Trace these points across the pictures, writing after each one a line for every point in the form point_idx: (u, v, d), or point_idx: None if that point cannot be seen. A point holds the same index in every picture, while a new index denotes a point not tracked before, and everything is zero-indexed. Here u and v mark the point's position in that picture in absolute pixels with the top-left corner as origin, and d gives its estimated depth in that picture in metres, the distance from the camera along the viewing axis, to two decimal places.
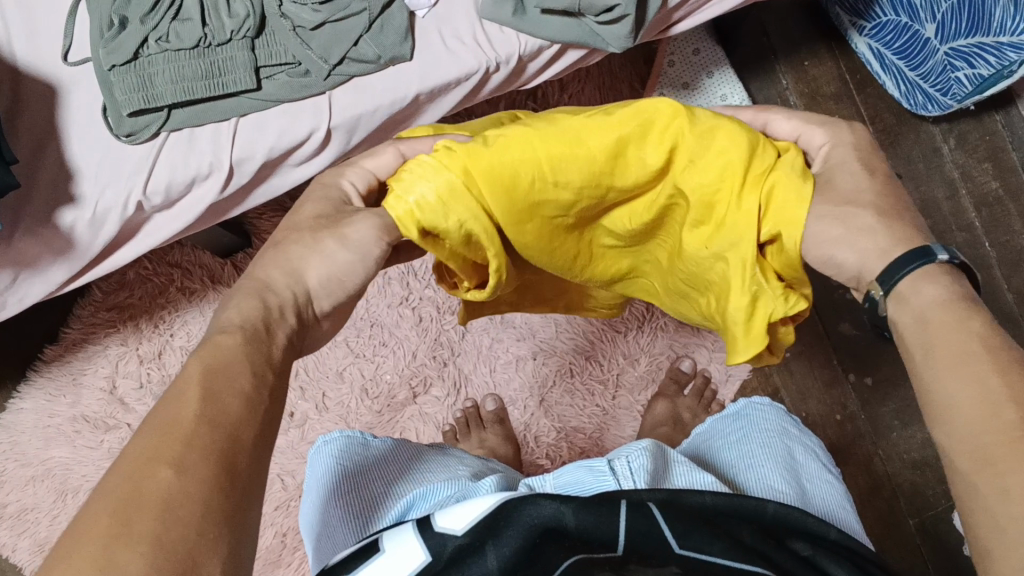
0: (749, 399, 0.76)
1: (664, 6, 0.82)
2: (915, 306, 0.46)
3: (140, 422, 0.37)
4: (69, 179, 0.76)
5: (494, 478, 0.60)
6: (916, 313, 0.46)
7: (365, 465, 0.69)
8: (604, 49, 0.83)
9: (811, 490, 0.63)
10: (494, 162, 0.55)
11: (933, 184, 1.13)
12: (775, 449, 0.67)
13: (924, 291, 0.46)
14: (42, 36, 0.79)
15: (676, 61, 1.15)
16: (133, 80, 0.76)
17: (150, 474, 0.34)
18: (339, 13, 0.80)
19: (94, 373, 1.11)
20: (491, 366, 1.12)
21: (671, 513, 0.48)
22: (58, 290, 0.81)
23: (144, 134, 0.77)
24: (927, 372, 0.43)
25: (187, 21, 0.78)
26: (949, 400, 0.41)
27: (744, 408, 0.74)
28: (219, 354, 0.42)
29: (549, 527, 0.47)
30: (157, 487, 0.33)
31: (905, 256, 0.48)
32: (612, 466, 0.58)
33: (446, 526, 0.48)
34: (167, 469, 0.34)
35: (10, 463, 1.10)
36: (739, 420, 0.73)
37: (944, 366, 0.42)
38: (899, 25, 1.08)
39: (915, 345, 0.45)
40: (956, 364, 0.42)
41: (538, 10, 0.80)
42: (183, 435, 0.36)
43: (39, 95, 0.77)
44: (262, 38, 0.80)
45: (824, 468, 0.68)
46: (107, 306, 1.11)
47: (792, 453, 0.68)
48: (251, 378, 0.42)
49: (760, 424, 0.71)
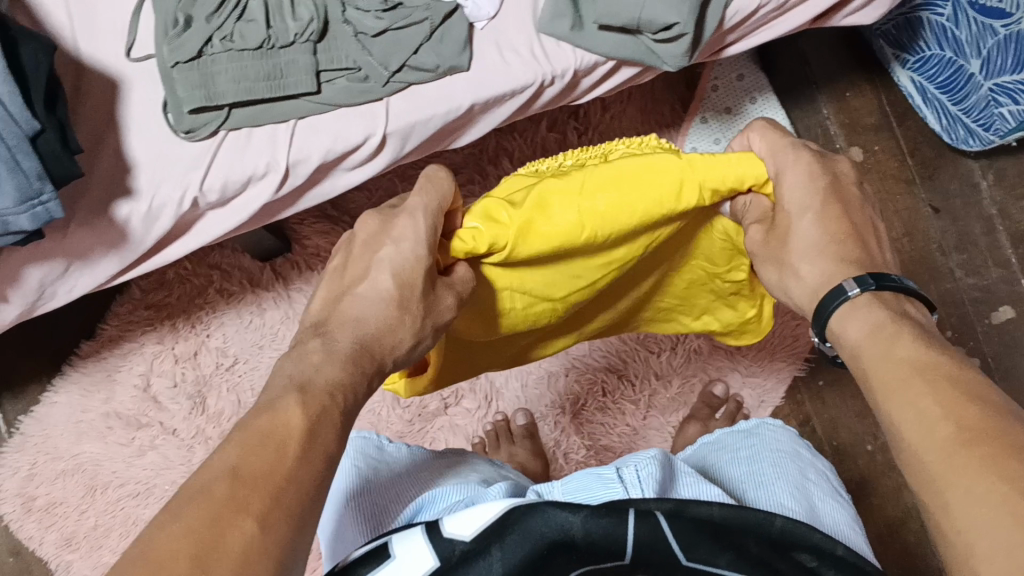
0: (762, 420, 0.75)
1: (721, 27, 0.81)
2: (863, 325, 0.54)
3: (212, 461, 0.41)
4: (126, 172, 0.77)
5: (504, 485, 0.59)
6: (853, 343, 0.55)
7: (381, 466, 0.68)
8: (659, 67, 0.83)
9: (821, 509, 0.63)
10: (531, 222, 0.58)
11: (971, 219, 1.14)
12: (788, 467, 0.66)
13: (863, 313, 0.55)
14: (105, 32, 0.79)
15: (720, 86, 1.16)
16: (196, 77, 0.76)
17: (235, 522, 0.37)
18: (400, 21, 0.79)
19: (129, 371, 1.12)
20: (523, 382, 1.13)
21: (680, 524, 0.46)
22: (113, 279, 0.82)
23: (203, 132, 0.77)
24: (880, 389, 0.50)
25: (252, 22, 0.78)
26: (903, 417, 0.47)
27: (757, 428, 0.74)
28: (320, 416, 0.45)
29: (556, 541, 0.45)
30: (240, 537, 0.37)
31: (832, 291, 0.57)
32: (620, 472, 0.57)
33: (453, 534, 0.45)
34: (251, 520, 0.38)
35: (41, 457, 1.11)
36: (751, 437, 0.72)
37: (892, 386, 0.50)
38: (943, 59, 1.09)
39: (870, 367, 0.52)
40: (911, 382, 0.48)
41: (596, 26, 0.80)
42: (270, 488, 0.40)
43: (100, 90, 0.78)
44: (324, 43, 0.79)
45: (834, 489, 0.67)
46: (146, 304, 1.12)
47: (804, 471, 0.67)
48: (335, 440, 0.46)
49: (773, 444, 0.70)
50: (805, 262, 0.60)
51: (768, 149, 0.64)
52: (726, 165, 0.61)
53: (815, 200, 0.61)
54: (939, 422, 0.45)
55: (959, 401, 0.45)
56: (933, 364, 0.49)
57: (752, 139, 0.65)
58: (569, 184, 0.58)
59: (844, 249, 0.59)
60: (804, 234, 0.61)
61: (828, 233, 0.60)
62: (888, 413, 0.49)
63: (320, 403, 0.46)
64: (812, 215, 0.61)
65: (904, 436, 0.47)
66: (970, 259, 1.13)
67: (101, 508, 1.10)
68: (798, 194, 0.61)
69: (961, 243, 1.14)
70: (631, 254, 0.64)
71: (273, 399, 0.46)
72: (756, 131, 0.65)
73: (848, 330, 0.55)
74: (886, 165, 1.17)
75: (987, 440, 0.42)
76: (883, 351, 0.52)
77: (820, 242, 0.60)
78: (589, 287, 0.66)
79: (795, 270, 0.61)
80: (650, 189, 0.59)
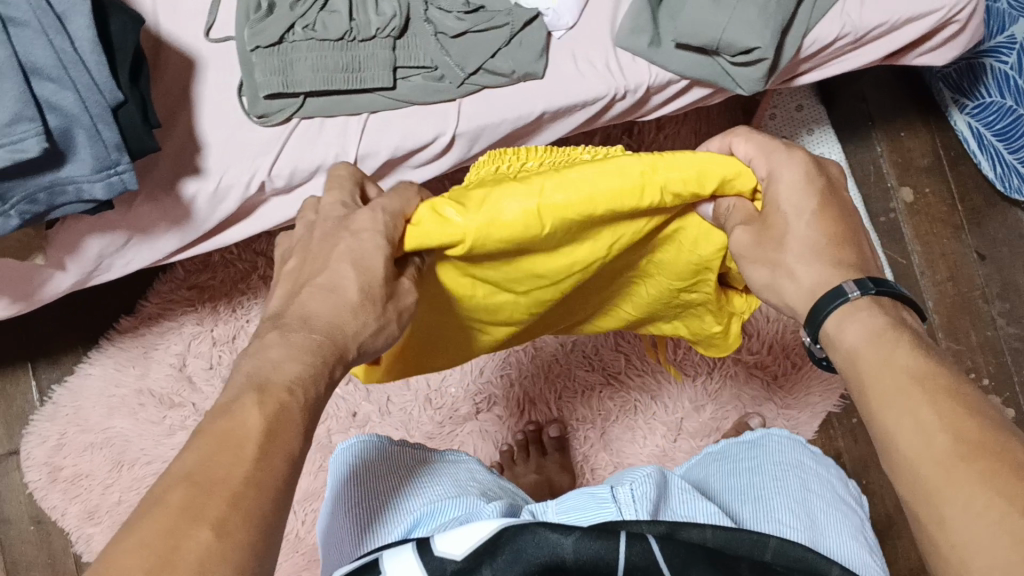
0: (768, 428, 0.72)
1: (796, 56, 0.81)
2: (852, 329, 0.49)
3: (192, 442, 0.39)
4: (196, 151, 0.78)
5: (497, 503, 0.56)
6: (847, 347, 0.49)
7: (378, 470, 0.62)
8: (732, 90, 0.83)
9: (822, 524, 0.60)
10: (484, 221, 0.50)
11: (1015, 270, 1.15)
12: (787, 482, 0.64)
13: (861, 318, 0.49)
14: (183, 8, 0.79)
15: (778, 114, 1.14)
16: (275, 63, 0.76)
17: (187, 533, 0.34)
18: (482, 24, 0.79)
19: (165, 350, 1.12)
20: (556, 394, 1.12)
21: (674, 548, 0.46)
22: (171, 256, 0.83)
23: (277, 117, 0.78)
24: (875, 398, 0.46)
25: (334, 13, 0.78)
26: (904, 430, 0.44)
27: (761, 438, 0.71)
28: (281, 413, 0.41)
29: (548, 564, 0.46)
30: (194, 550, 0.34)
31: (828, 293, 0.50)
32: (615, 493, 0.56)
33: (444, 551, 0.46)
34: (207, 531, 0.35)
35: (70, 428, 1.11)
36: (754, 450, 0.69)
37: (888, 397, 0.45)
38: (1003, 107, 1.06)
39: (865, 374, 0.47)
40: (910, 396, 0.44)
41: (673, 44, 0.80)
42: (229, 493, 0.36)
43: (177, 67, 0.78)
44: (404, 39, 0.80)
45: (840, 502, 0.65)
46: (188, 284, 1.12)
47: (806, 486, 0.65)
48: (302, 440, 0.41)
49: (774, 457, 0.68)
50: (802, 264, 0.52)
51: (760, 149, 0.54)
52: (685, 169, 0.52)
53: (802, 202, 0.53)
54: (950, 441, 0.42)
55: (965, 415, 0.42)
56: (932, 376, 0.44)
57: (736, 143, 0.55)
58: (528, 186, 0.51)
59: (838, 253, 0.52)
60: (797, 239, 0.53)
61: (823, 235, 0.52)
62: (883, 427, 0.45)
63: (281, 399, 0.41)
64: (798, 221, 0.53)
65: (905, 455, 0.43)
66: (1010, 309, 1.14)
67: (126, 484, 1.10)
68: (793, 194, 0.53)
69: (1004, 292, 1.15)
70: (595, 255, 0.57)
71: (233, 397, 0.41)
72: (739, 134, 0.55)
73: (835, 334, 0.50)
74: (936, 208, 1.17)
75: (989, 457, 0.40)
76: (881, 358, 0.46)
77: (808, 243, 0.52)
78: (550, 285, 0.60)
79: (789, 270, 0.53)
80: (614, 195, 0.51)
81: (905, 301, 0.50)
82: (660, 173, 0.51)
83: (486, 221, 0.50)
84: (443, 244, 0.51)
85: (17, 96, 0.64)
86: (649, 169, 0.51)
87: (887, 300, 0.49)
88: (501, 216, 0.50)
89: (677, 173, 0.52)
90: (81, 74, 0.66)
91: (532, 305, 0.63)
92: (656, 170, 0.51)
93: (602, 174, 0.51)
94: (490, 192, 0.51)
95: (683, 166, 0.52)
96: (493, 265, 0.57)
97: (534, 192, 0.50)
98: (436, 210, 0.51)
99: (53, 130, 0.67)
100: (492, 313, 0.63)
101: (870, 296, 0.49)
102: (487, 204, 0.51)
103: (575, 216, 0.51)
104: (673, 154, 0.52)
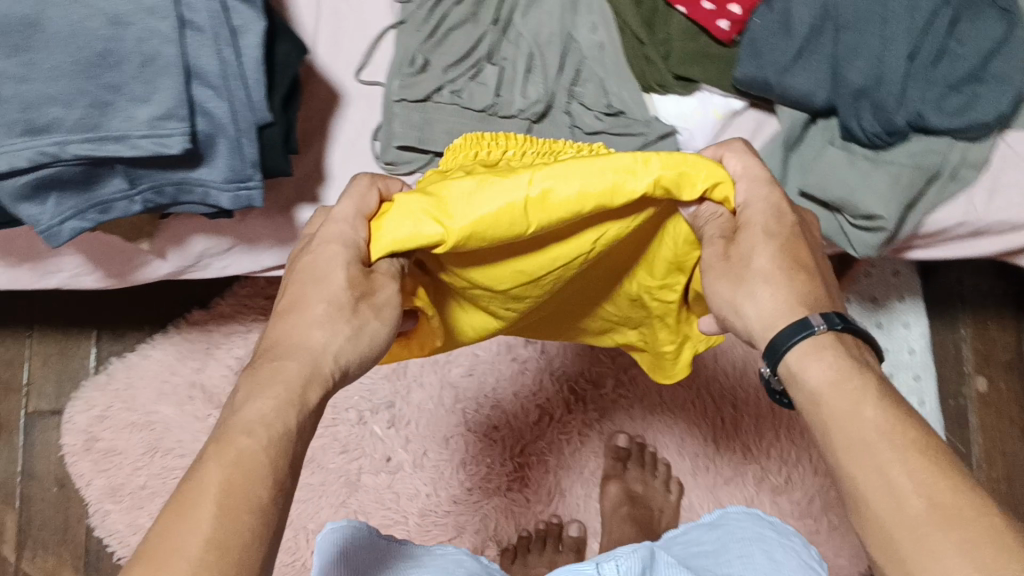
0: (729, 509, 0.78)
1: (913, 232, 0.82)
2: (816, 368, 0.52)
3: (162, 509, 0.42)
4: (318, 181, 0.81)
5: None
6: (810, 387, 0.52)
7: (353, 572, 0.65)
8: (846, 250, 0.82)
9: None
10: (473, 212, 0.53)
11: None
12: (750, 557, 0.70)
13: (824, 358, 0.52)
14: (340, 44, 0.81)
15: (874, 274, 1.13)
16: (416, 120, 0.79)
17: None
18: (619, 129, 0.81)
19: (227, 350, 1.16)
20: (587, 492, 1.12)
21: None
22: (269, 270, 0.86)
23: (403, 168, 0.81)
24: (846, 446, 0.49)
25: (481, 84, 0.80)
26: (877, 483, 0.47)
27: (722, 517, 0.78)
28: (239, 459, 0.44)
29: None
30: None
31: (789, 325, 0.53)
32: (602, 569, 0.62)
33: None
34: None
35: (116, 403, 1.14)
36: (717, 530, 0.76)
37: (863, 449, 0.48)
38: None
39: (834, 426, 0.50)
40: (887, 454, 0.47)
41: (798, 192, 0.81)
42: (186, 562, 0.40)
43: (320, 100, 0.81)
44: (541, 124, 0.82)
45: (806, 566, 0.69)
46: (263, 294, 1.14)
47: (771, 555, 0.70)
48: (270, 484, 0.44)
49: (738, 533, 0.74)
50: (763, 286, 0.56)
51: (745, 170, 0.60)
52: (676, 167, 0.56)
53: (763, 219, 0.58)
54: (920, 496, 0.45)
55: (937, 474, 0.45)
56: (903, 429, 0.48)
57: (728, 158, 0.61)
58: (512, 177, 0.53)
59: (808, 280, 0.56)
60: (761, 259, 0.56)
61: (786, 256, 0.56)
62: (855, 480, 0.48)
63: (241, 444, 0.45)
64: (763, 236, 0.57)
65: (876, 508, 0.46)
66: None
67: (155, 468, 1.13)
68: (762, 220, 0.58)
69: None
70: (579, 253, 0.60)
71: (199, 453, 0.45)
72: (732, 149, 0.61)
73: (797, 371, 0.53)
74: (1006, 405, 1.16)
75: (960, 517, 0.43)
76: (850, 403, 0.50)
77: (782, 279, 0.55)
78: (534, 288, 0.62)
79: (750, 287, 0.56)
80: (597, 190, 0.54)
81: (860, 339, 0.53)
82: (652, 167, 0.55)
83: (469, 210, 0.53)
84: (431, 233, 0.53)
85: (176, 94, 0.68)
86: (625, 169, 0.55)
87: (836, 339, 0.53)
88: (487, 207, 0.53)
89: (652, 170, 0.55)
90: (238, 89, 0.70)
91: (511, 312, 0.65)
92: (631, 167, 0.55)
93: (582, 169, 0.54)
94: (476, 184, 0.53)
95: (660, 165, 0.55)
96: (476, 267, 0.59)
97: (520, 185, 0.53)
98: (420, 204, 0.54)
99: (200, 134, 0.70)
100: (469, 309, 0.65)
101: (829, 333, 0.53)
102: (477, 191, 0.53)
103: (559, 213, 0.54)
104: (649, 155, 0.55)
